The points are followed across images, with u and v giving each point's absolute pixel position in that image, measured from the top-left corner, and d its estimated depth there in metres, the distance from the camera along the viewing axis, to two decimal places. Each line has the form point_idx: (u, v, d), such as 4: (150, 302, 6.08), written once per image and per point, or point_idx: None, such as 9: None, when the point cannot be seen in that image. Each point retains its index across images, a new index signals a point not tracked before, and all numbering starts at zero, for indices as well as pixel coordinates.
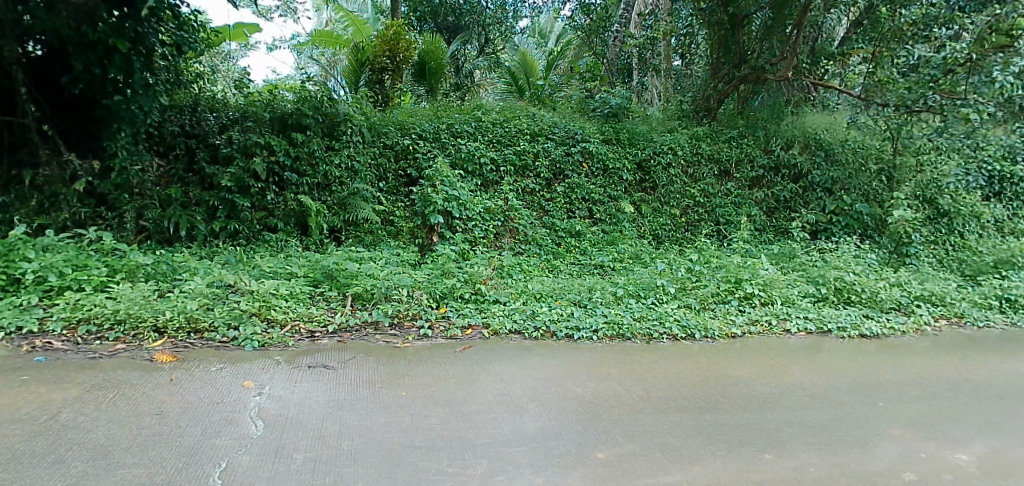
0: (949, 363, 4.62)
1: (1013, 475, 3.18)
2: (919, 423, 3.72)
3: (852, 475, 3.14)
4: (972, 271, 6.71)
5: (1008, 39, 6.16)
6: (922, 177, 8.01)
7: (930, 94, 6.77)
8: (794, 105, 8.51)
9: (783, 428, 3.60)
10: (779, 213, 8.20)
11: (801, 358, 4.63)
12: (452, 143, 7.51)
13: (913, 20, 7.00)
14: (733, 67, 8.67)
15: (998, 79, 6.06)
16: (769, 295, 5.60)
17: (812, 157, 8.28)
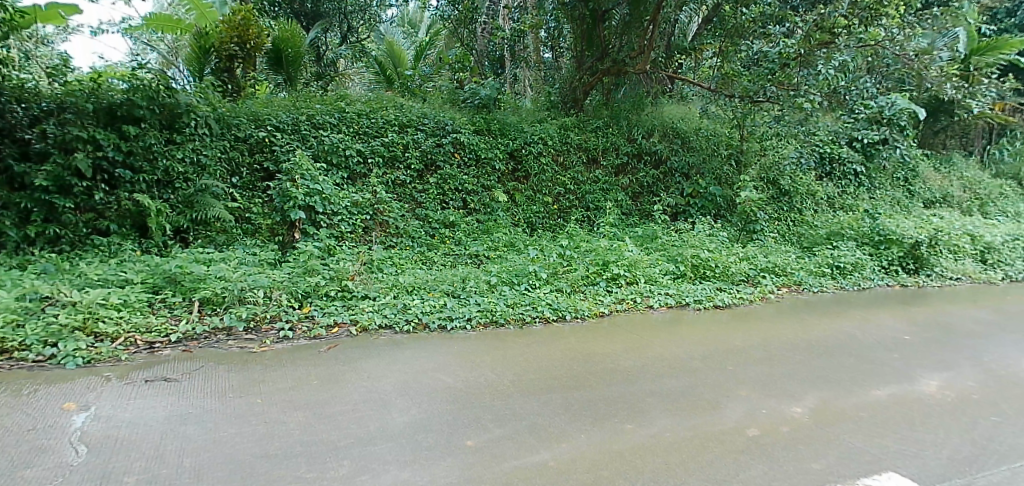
0: (788, 325, 5.18)
1: (835, 422, 3.81)
2: (760, 384, 4.25)
3: (704, 435, 3.53)
4: (809, 243, 7.47)
5: (830, 35, 6.75)
6: (765, 160, 8.79)
7: (767, 85, 7.39)
8: (653, 97, 9.25)
9: (645, 399, 3.93)
10: (643, 198, 8.74)
11: (663, 331, 4.95)
12: (314, 134, 7.20)
13: (753, 17, 7.30)
14: (596, 60, 9.07)
15: (823, 72, 6.77)
16: (633, 274, 5.91)
17: (670, 145, 8.94)
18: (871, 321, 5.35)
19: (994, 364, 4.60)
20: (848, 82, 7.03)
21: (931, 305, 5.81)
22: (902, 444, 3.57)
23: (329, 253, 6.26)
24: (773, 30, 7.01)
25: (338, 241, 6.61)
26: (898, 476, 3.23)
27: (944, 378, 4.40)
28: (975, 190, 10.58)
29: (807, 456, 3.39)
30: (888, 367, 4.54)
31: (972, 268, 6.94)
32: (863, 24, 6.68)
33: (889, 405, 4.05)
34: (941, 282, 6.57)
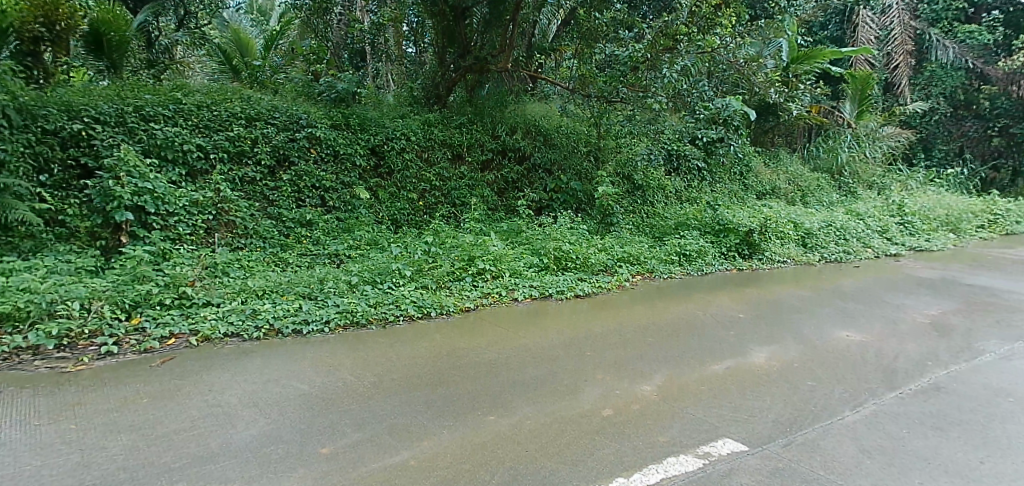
0: (641, 310, 5.59)
1: (679, 397, 4.17)
2: (615, 366, 4.56)
3: (563, 419, 3.70)
4: (659, 233, 8.07)
5: (673, 41, 7.22)
6: (620, 157, 9.56)
7: (620, 86, 7.94)
8: (516, 95, 9.62)
9: (508, 389, 4.04)
10: (509, 193, 9.06)
11: (527, 322, 5.14)
12: (143, 127, 6.54)
13: (605, 22, 7.73)
14: (459, 57, 9.01)
15: (667, 76, 7.23)
16: (499, 268, 6.04)
17: (533, 142, 9.33)
18: (711, 302, 5.92)
19: (810, 334, 5.28)
20: (689, 85, 7.45)
21: (761, 286, 6.54)
22: (734, 412, 4.00)
23: (163, 257, 5.75)
24: (623, 34, 7.58)
25: (174, 244, 6.19)
26: (731, 441, 3.60)
27: (770, 349, 4.97)
28: (797, 182, 11.95)
29: (654, 430, 3.67)
30: (725, 343, 5.04)
31: (795, 252, 7.86)
32: (702, 32, 7.30)
33: (725, 377, 4.50)
34: (770, 264, 7.42)
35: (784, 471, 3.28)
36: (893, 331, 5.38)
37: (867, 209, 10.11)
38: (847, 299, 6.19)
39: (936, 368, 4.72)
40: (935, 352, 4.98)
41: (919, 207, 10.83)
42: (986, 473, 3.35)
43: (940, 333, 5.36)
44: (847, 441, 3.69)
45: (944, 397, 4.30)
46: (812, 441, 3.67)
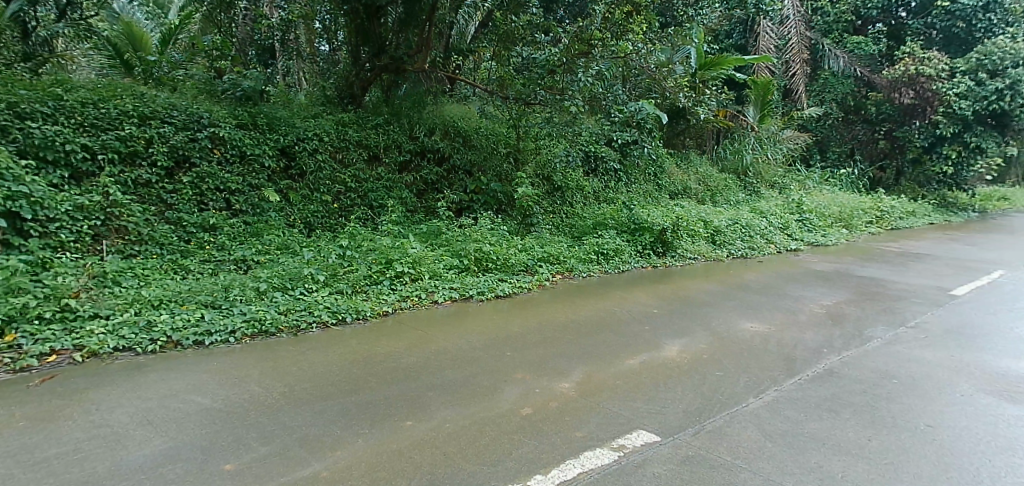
0: (560, 308, 5.71)
1: (596, 392, 4.27)
2: (534, 365, 4.62)
3: (482, 420, 3.70)
4: (578, 233, 8.26)
5: (587, 46, 7.47)
6: (540, 159, 9.80)
7: (538, 88, 8.05)
8: (433, 97, 9.61)
9: (426, 393, 4.00)
10: (428, 195, 8.97)
11: (447, 325, 5.12)
12: (18, 126, 6.02)
13: (522, 25, 7.84)
14: (374, 55, 8.95)
15: (582, 79, 7.57)
16: (418, 271, 5.97)
17: (452, 142, 9.36)
18: (627, 298, 6.12)
19: (719, 326, 5.56)
20: (604, 89, 7.83)
21: (675, 282, 6.83)
22: (648, 403, 4.15)
23: (42, 268, 5.18)
24: (540, 37, 7.78)
25: (54, 253, 5.58)
26: (645, 432, 3.72)
27: (682, 342, 5.20)
28: (707, 183, 12.53)
29: (572, 426, 3.75)
30: (640, 338, 5.22)
31: (705, 248, 8.26)
32: (615, 37, 7.53)
33: (640, 371, 4.66)
34: (682, 261, 7.76)
35: (693, 458, 3.44)
36: (792, 321, 5.76)
37: (769, 208, 10.79)
38: (753, 292, 6.57)
39: (830, 354, 5.09)
40: (829, 339, 5.37)
41: (816, 205, 11.67)
42: (872, 450, 3.64)
43: (833, 321, 5.79)
44: (751, 426, 3.91)
45: (836, 381, 4.65)
46: (720, 428, 3.86)
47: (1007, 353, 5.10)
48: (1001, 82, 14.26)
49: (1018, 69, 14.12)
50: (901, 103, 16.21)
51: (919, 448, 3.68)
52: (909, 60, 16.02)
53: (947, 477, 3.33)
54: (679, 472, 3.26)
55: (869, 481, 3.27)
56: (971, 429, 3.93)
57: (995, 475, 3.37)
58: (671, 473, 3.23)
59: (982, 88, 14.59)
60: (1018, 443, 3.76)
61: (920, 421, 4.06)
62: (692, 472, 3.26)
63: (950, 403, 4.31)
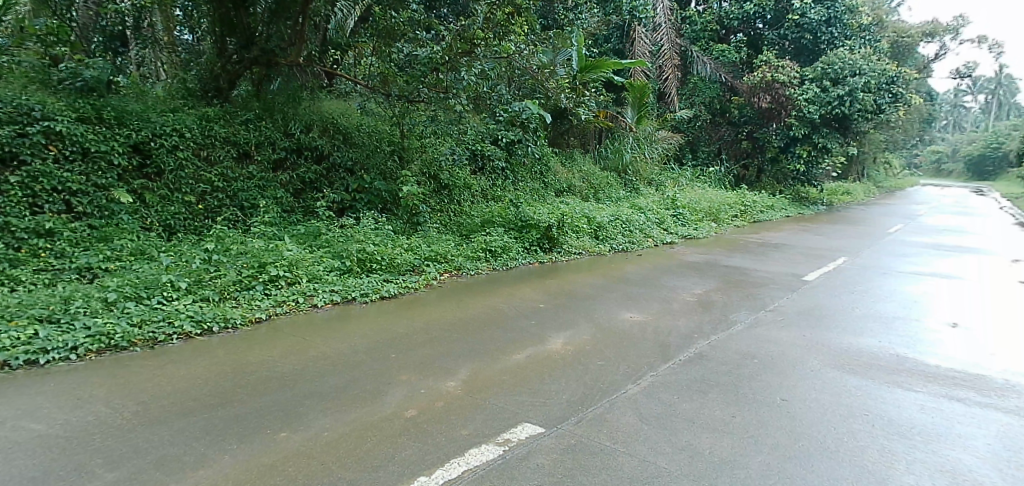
0: (447, 307, 5.72)
1: (481, 389, 4.30)
2: (420, 366, 4.58)
3: (363, 425, 3.60)
4: (467, 231, 8.28)
5: (469, 45, 7.49)
6: (425, 156, 9.66)
7: (421, 86, 8.06)
8: (309, 91, 9.53)
9: (302, 402, 3.83)
10: (305, 194, 8.63)
11: (327, 329, 4.97)
12: None
13: (401, 22, 7.56)
14: (242, 48, 8.51)
15: (466, 79, 7.61)
16: (294, 274, 5.79)
17: (331, 140, 9.17)
18: (514, 294, 6.25)
19: (601, 318, 5.81)
20: (489, 88, 8.01)
21: (561, 276, 7.06)
22: (532, 396, 4.24)
23: None
24: (421, 34, 7.73)
25: None
26: (530, 425, 3.80)
27: (566, 335, 5.37)
28: (590, 180, 13.10)
29: (457, 424, 3.74)
30: (526, 333, 5.34)
31: (589, 243, 8.65)
32: (497, 38, 7.64)
33: (525, 365, 4.75)
34: (568, 257, 8.03)
35: (575, 447, 3.55)
36: (666, 309, 6.14)
37: (647, 204, 11.48)
38: (632, 284, 6.94)
39: (701, 340, 5.47)
40: (699, 325, 5.78)
41: (688, 201, 12.57)
42: (735, 425, 3.96)
43: (703, 308, 6.24)
44: (629, 411, 4.11)
45: (705, 364, 5.01)
46: (600, 415, 4.02)
47: (849, 330, 5.76)
48: (842, 90, 16.08)
49: (855, 78, 15.99)
50: (760, 107, 17.95)
51: (776, 421, 4.05)
52: (766, 67, 17.52)
53: (797, 446, 3.68)
54: (561, 461, 3.35)
55: (732, 455, 3.54)
56: (818, 401, 4.38)
57: (837, 441, 3.78)
58: (553, 463, 3.32)
59: (827, 94, 16.33)
60: (856, 410, 4.25)
61: (777, 395, 4.47)
62: (573, 460, 3.37)
63: (802, 378, 4.79)
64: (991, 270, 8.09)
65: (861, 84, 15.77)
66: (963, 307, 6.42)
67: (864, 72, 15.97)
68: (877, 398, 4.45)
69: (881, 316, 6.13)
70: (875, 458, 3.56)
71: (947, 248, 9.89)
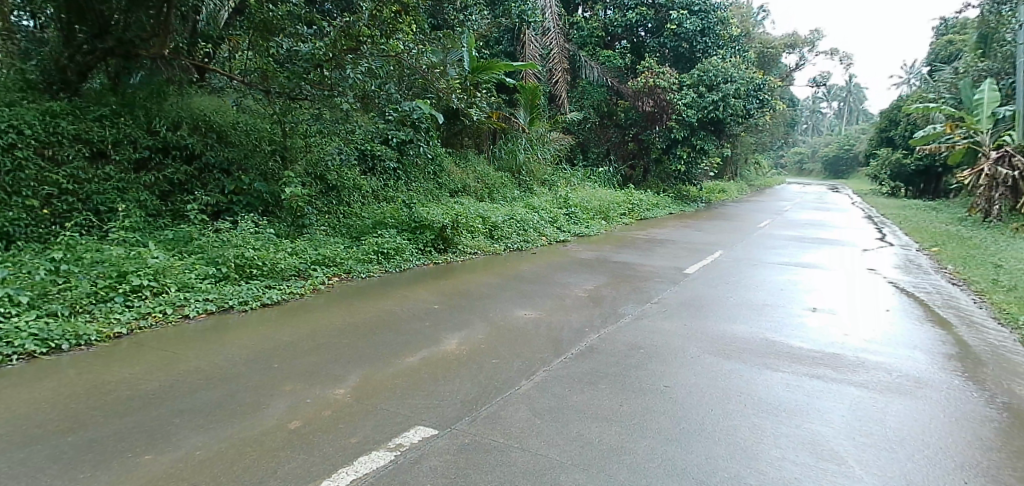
0: (336, 314, 5.56)
1: (372, 394, 4.19)
2: (305, 375, 4.39)
3: (242, 441, 3.39)
4: (357, 233, 8.15)
5: (356, 42, 7.47)
6: (311, 156, 9.38)
7: (303, 84, 7.89)
8: (176, 86, 8.77)
9: (170, 421, 3.54)
10: (174, 197, 8.08)
11: (200, 342, 4.66)
12: None
13: (280, 16, 7.31)
14: (95, 38, 7.97)
15: (352, 76, 7.60)
16: (162, 284, 5.41)
17: (203, 139, 8.56)
18: (408, 296, 6.21)
19: (495, 316, 5.89)
20: (376, 88, 8.19)
21: (456, 276, 7.12)
22: (425, 399, 4.18)
23: None
24: (302, 29, 7.42)
25: None
26: (422, 428, 3.75)
27: (461, 335, 5.37)
28: (485, 180, 13.33)
29: (345, 432, 3.62)
30: (419, 335, 5.29)
31: (483, 243, 8.81)
32: (385, 36, 7.73)
33: (419, 367, 4.70)
34: (463, 256, 8.13)
35: (469, 446, 3.55)
36: (559, 306, 6.31)
37: (540, 203, 11.85)
38: (525, 281, 7.11)
39: (591, 333, 5.68)
40: (590, 319, 6.01)
41: (580, 200, 13.12)
42: (622, 413, 4.13)
43: (594, 303, 6.49)
44: (523, 407, 4.17)
45: (595, 356, 5.20)
46: (495, 413, 4.05)
47: (725, 318, 6.21)
48: (716, 95, 17.85)
49: (725, 85, 17.91)
50: (643, 110, 19.06)
51: (659, 407, 4.27)
52: (648, 73, 18.64)
53: (679, 430, 3.90)
54: (454, 462, 3.33)
55: (619, 442, 3.69)
56: (698, 386, 4.68)
57: (715, 421, 4.05)
58: (446, 464, 3.30)
59: (703, 100, 18.03)
60: (731, 392, 4.58)
61: (661, 383, 4.72)
62: (467, 459, 3.36)
63: (683, 365, 5.09)
64: (845, 259, 9.10)
65: (732, 91, 17.71)
66: (822, 293, 7.14)
67: (734, 80, 17.91)
68: (749, 379, 4.83)
69: (753, 303, 6.68)
70: (747, 436, 3.84)
71: (813, 240, 10.97)
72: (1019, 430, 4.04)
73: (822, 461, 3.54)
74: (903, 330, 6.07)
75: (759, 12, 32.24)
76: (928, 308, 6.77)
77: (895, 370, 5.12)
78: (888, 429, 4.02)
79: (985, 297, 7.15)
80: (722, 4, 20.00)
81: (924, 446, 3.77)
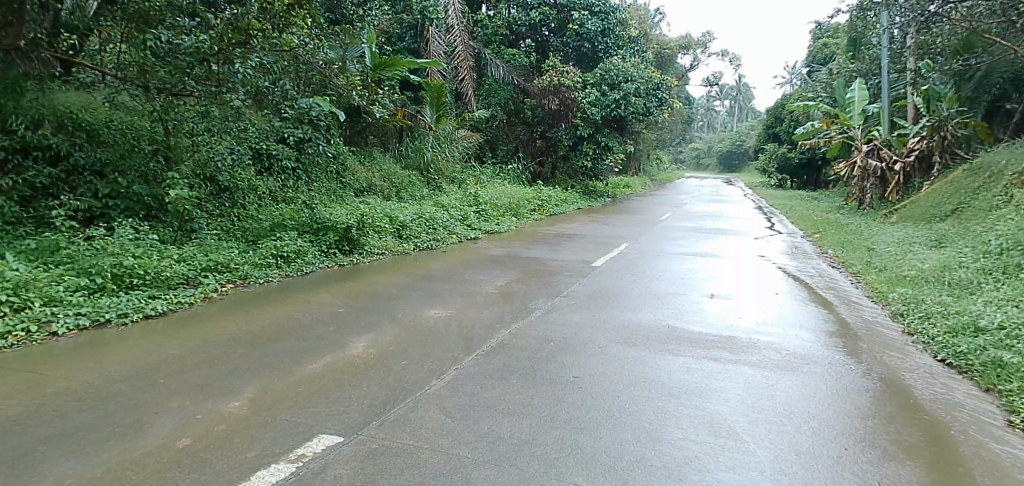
0: (231, 323, 5.28)
1: (271, 405, 3.99)
2: (195, 389, 4.12)
3: (121, 465, 3.11)
4: (253, 237, 7.94)
5: (245, 35, 7.32)
6: (198, 156, 8.67)
7: (186, 78, 7.45)
8: (36, 80, 7.61)
9: (36, 448, 3.20)
10: (36, 202, 7.37)
11: (74, 361, 4.28)
12: None
13: (158, 7, 6.79)
14: None
15: (242, 70, 7.46)
16: (23, 298, 4.91)
17: (70, 139, 7.86)
18: (311, 301, 6.04)
19: (403, 317, 5.83)
20: (270, 83, 8.01)
21: (363, 279, 7.02)
22: (329, 406, 4.04)
23: None
24: (182, 21, 7.11)
25: None
26: (326, 436, 3.60)
27: (368, 338, 5.25)
28: (392, 179, 13.35)
29: (242, 447, 3.42)
30: (323, 340, 5.13)
31: (391, 243, 8.87)
32: (277, 30, 7.64)
33: (323, 373, 4.54)
34: (369, 257, 8.15)
35: (377, 451, 3.45)
36: (469, 304, 6.33)
37: (450, 202, 11.93)
38: (434, 280, 7.11)
39: (502, 329, 5.72)
40: (501, 314, 6.08)
41: (489, 197, 13.30)
42: (533, 406, 4.18)
43: (505, 299, 6.57)
44: (434, 407, 4.12)
45: (507, 351, 5.24)
46: (403, 415, 3.97)
47: (630, 307, 6.47)
48: (618, 94, 18.77)
49: (626, 84, 18.80)
50: (549, 108, 19.56)
51: (569, 397, 4.36)
52: (552, 72, 19.11)
53: (586, 418, 4.00)
54: (361, 468, 3.23)
55: (530, 435, 3.73)
56: (605, 374, 4.82)
57: (621, 408, 4.18)
58: (353, 471, 3.18)
59: (606, 98, 18.86)
60: (637, 378, 4.76)
61: (570, 374, 4.82)
62: (374, 464, 3.27)
63: (591, 355, 5.23)
64: (741, 247, 9.75)
65: (633, 90, 18.71)
66: (719, 280, 7.60)
67: (634, 79, 18.88)
68: (653, 365, 5.04)
69: (656, 292, 7.00)
70: (652, 420, 4.00)
71: (711, 231, 11.70)
72: (888, 396, 4.47)
73: (719, 438, 3.73)
74: (790, 311, 6.57)
75: (655, 14, 33.98)
76: (812, 290, 7.37)
77: (783, 349, 5.52)
78: (778, 404, 4.31)
79: (860, 278, 7.90)
80: (620, 6, 20.88)
81: (809, 417, 4.08)
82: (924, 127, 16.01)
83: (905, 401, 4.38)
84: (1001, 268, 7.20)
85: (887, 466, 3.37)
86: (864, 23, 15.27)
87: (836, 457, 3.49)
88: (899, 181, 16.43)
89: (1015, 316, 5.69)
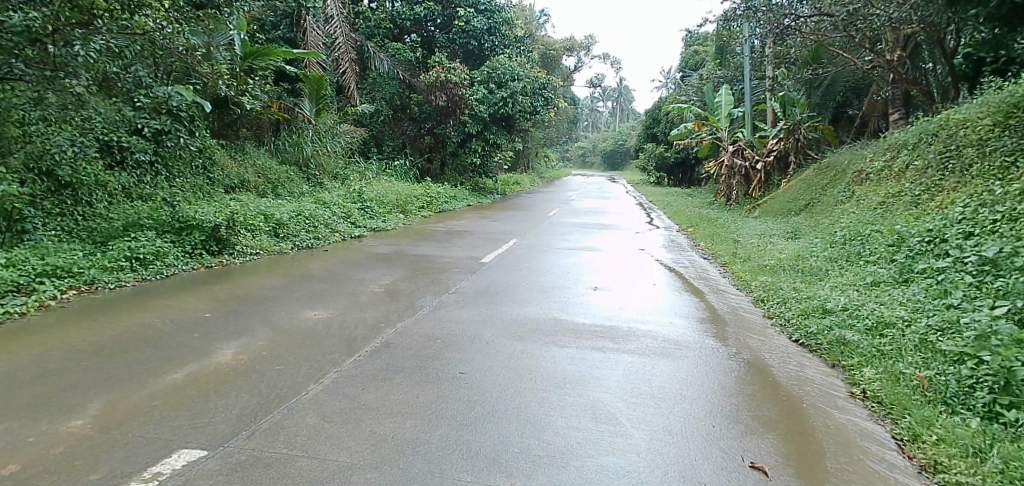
0: (72, 336, 4.77)
1: (123, 420, 3.64)
2: (25, 408, 3.67)
3: None
4: (102, 238, 7.29)
5: (87, 16, 6.72)
6: (31, 148, 7.69)
7: (14, 60, 6.78)
8: None
9: None
10: None
11: None
12: None
13: None
14: None
15: (84, 54, 6.91)
16: None
17: None
18: (171, 308, 5.60)
19: (279, 321, 5.56)
20: (120, 69, 7.90)
21: (234, 281, 6.63)
22: (193, 418, 3.75)
23: None
24: None
25: None
26: (189, 450, 3.34)
27: (237, 344, 4.96)
28: (266, 175, 12.76)
29: (86, 468, 3.07)
30: (187, 348, 4.77)
31: (266, 242, 8.45)
32: (128, 12, 7.03)
33: (185, 384, 4.21)
34: (241, 257, 7.75)
35: (247, 462, 3.23)
36: (351, 304, 6.18)
37: (332, 198, 11.58)
38: (315, 281, 6.86)
39: (386, 329, 5.62)
40: (386, 314, 5.98)
41: (375, 194, 13.04)
42: (418, 405, 4.13)
43: (390, 298, 6.47)
44: (312, 412, 3.95)
45: (391, 351, 5.14)
46: (278, 423, 3.76)
47: (517, 302, 6.58)
48: (505, 92, 19.14)
49: (513, 83, 19.29)
50: (437, 104, 19.55)
51: (454, 394, 4.35)
52: (439, 68, 19.08)
53: (472, 414, 4.01)
54: (228, 482, 3.01)
55: (414, 434, 3.68)
56: (491, 369, 4.87)
57: (508, 402, 4.24)
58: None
59: (493, 96, 19.15)
60: (523, 371, 4.86)
61: (456, 370, 4.82)
62: (244, 477, 3.07)
63: (477, 351, 5.26)
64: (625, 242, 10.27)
65: (520, 89, 19.21)
66: (603, 274, 7.94)
67: (520, 78, 19.40)
68: (538, 357, 5.17)
69: (543, 287, 7.18)
70: (537, 411, 4.09)
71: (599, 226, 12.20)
72: (750, 376, 4.89)
73: (599, 424, 3.90)
74: (666, 301, 7.01)
75: (541, 16, 34.81)
76: (686, 280, 7.92)
77: (659, 336, 5.88)
78: (653, 388, 4.58)
79: (727, 268, 8.61)
80: (507, 6, 21.27)
81: (680, 399, 4.37)
82: (781, 130, 17.74)
83: (762, 380, 4.82)
84: (844, 256, 8.12)
85: (747, 440, 3.67)
86: (729, 33, 16.68)
87: (704, 434, 3.76)
88: (761, 179, 17.76)
89: (855, 299, 6.41)
